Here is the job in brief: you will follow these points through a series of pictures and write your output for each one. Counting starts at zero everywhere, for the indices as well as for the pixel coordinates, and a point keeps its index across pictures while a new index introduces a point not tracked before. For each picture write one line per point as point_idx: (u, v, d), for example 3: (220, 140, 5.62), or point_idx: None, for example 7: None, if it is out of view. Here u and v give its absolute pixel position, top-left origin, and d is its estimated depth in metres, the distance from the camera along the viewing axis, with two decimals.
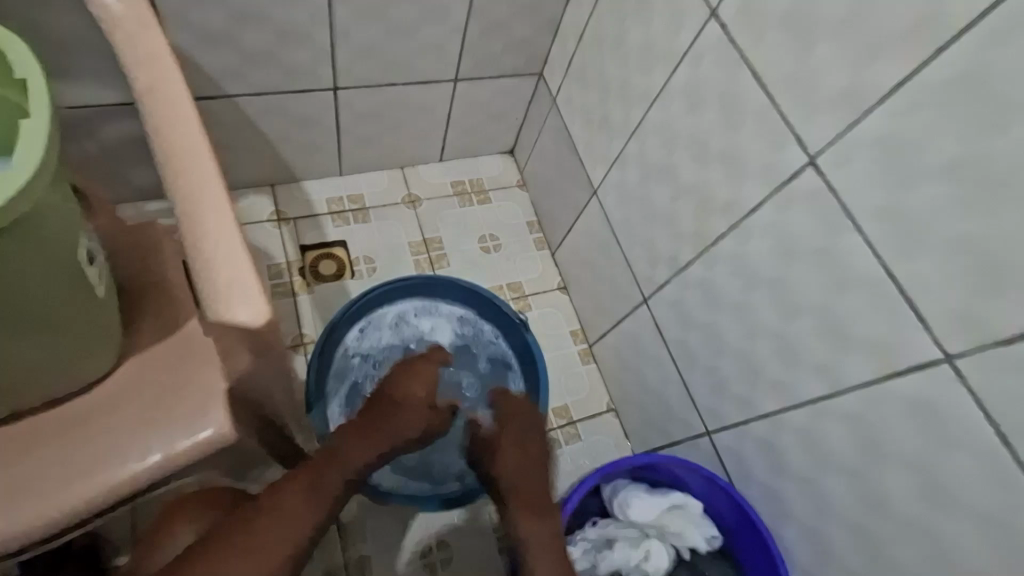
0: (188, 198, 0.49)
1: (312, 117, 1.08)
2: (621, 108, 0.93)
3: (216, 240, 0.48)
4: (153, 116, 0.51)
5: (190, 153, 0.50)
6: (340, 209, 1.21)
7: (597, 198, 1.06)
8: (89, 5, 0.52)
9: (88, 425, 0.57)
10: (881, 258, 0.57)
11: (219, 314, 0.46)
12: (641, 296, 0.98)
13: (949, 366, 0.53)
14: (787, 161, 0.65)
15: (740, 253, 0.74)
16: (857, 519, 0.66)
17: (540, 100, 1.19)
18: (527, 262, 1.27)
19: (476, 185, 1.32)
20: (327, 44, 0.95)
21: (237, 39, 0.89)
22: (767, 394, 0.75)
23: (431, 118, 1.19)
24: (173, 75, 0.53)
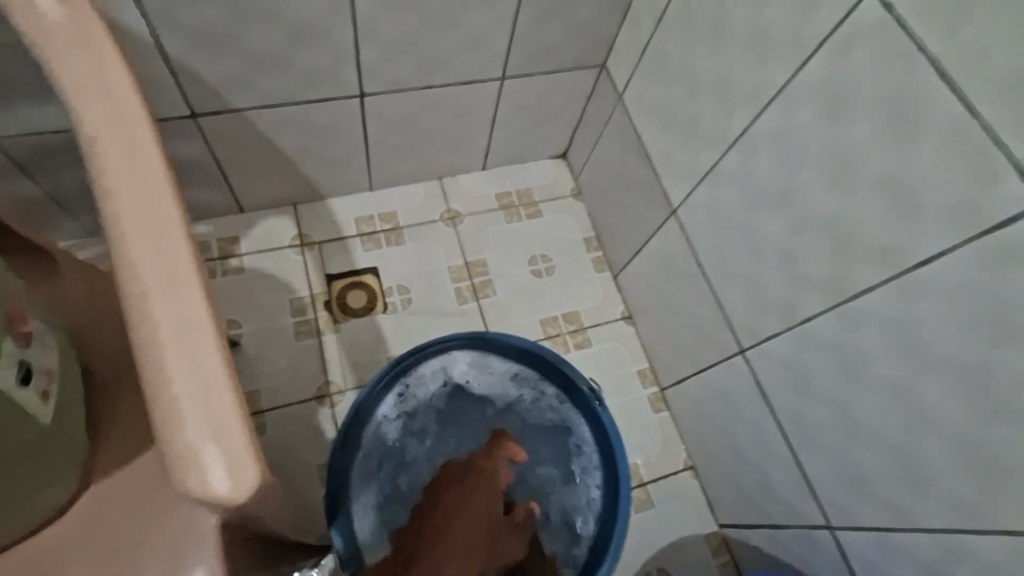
0: (144, 297, 0.33)
1: (336, 127, 0.92)
2: (717, 110, 0.73)
3: (179, 361, 0.32)
4: (98, 168, 0.36)
5: (153, 228, 0.35)
6: (370, 229, 1.06)
7: (677, 219, 0.86)
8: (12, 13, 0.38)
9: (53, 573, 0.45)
10: None
11: (185, 485, 0.30)
12: (737, 345, 0.80)
13: None
14: (997, 201, 0.45)
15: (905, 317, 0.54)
16: None
17: (602, 96, 1.00)
18: (585, 287, 1.09)
19: (525, 196, 1.14)
20: (351, 44, 0.78)
21: (243, 43, 0.74)
22: None
23: (474, 123, 1.01)
24: (129, 108, 0.37)
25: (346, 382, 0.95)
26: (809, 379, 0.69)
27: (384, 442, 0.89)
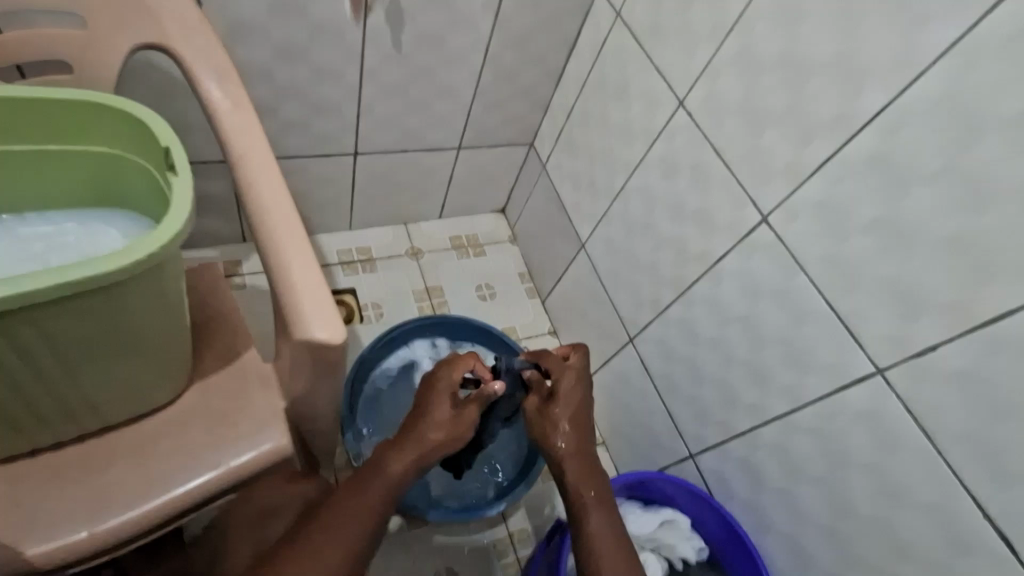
0: (274, 240, 0.60)
1: (332, 177, 1.21)
2: (606, 174, 1.09)
3: (299, 273, 0.58)
4: (243, 174, 0.63)
5: (277, 205, 0.62)
6: (349, 259, 1.32)
7: (585, 251, 1.20)
8: (198, 93, 0.67)
9: (141, 450, 0.63)
10: (826, 295, 0.72)
11: (302, 332, 0.56)
12: (627, 336, 1.11)
13: (881, 377, 0.67)
14: (745, 219, 0.80)
15: (714, 294, 0.88)
16: (828, 522, 0.77)
17: (530, 166, 1.36)
18: (520, 308, 1.39)
19: (472, 239, 1.46)
20: (353, 117, 1.09)
21: (277, 111, 1.03)
22: (742, 416, 0.87)
23: (435, 180, 1.33)
24: (260, 142, 0.65)
25: None
26: (671, 350, 0.99)
27: (381, 394, 1.10)
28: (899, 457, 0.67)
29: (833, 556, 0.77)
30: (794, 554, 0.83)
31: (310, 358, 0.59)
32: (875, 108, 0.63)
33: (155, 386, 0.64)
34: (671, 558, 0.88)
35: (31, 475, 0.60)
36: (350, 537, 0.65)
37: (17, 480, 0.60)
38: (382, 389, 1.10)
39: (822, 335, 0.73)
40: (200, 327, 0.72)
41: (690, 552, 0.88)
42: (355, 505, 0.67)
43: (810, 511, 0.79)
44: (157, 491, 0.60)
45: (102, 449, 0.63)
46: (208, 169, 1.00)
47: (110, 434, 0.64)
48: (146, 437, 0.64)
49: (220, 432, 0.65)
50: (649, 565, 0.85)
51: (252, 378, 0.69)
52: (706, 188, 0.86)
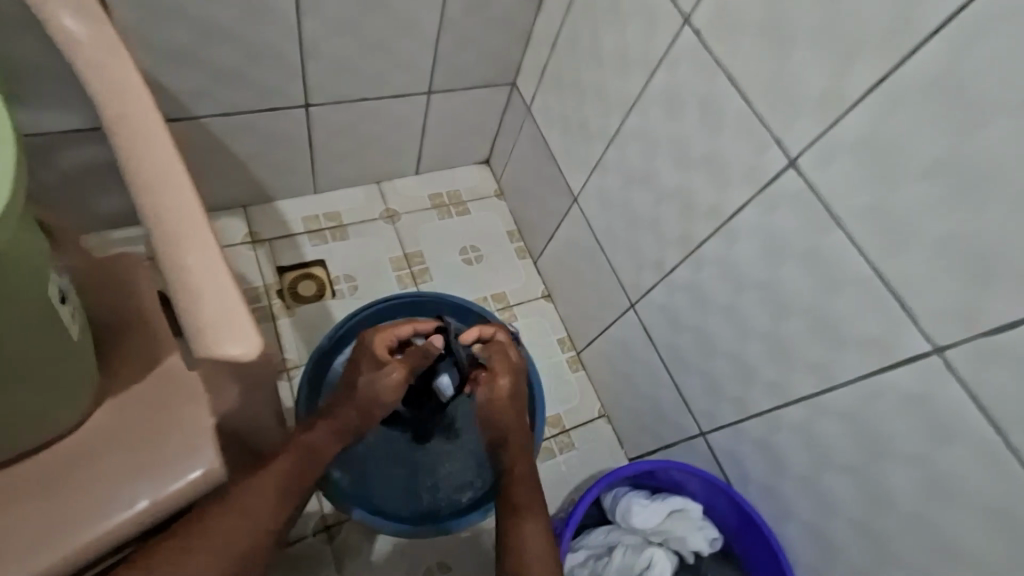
0: (171, 232, 0.48)
1: (285, 135, 1.05)
2: (599, 116, 0.93)
3: (201, 274, 0.47)
4: (126, 147, 0.50)
5: (171, 187, 0.49)
6: (317, 227, 1.19)
7: (578, 205, 1.06)
8: (51, 31, 0.51)
9: (46, 487, 0.53)
10: (868, 257, 0.58)
11: (209, 348, 0.45)
12: (628, 301, 0.99)
13: (939, 358, 0.54)
14: (767, 164, 0.66)
15: (728, 255, 0.74)
16: (861, 517, 0.67)
17: (514, 110, 1.19)
18: (510, 272, 1.26)
19: (454, 196, 1.31)
20: (298, 61, 0.93)
21: (204, 58, 0.87)
22: (761, 393, 0.76)
23: (406, 132, 1.17)
24: (144, 103, 0.51)
25: (300, 359, 1.06)
26: (678, 318, 0.87)
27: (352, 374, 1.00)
28: (950, 447, 0.56)
29: (867, 552, 0.68)
30: (819, 545, 0.73)
31: (229, 375, 0.48)
32: (944, 12, 0.47)
33: (54, 411, 0.53)
34: (681, 552, 0.79)
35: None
36: (241, 533, 0.57)
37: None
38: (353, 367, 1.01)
39: (861, 304, 0.60)
40: (118, 328, 0.61)
41: (702, 544, 0.78)
42: (254, 490, 0.60)
43: (840, 503, 0.69)
44: (68, 535, 0.51)
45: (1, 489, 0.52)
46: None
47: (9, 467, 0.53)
48: (53, 469, 0.54)
49: (143, 459, 0.54)
50: (658, 561, 0.75)
51: (178, 390, 0.57)
52: (718, 128, 0.71)
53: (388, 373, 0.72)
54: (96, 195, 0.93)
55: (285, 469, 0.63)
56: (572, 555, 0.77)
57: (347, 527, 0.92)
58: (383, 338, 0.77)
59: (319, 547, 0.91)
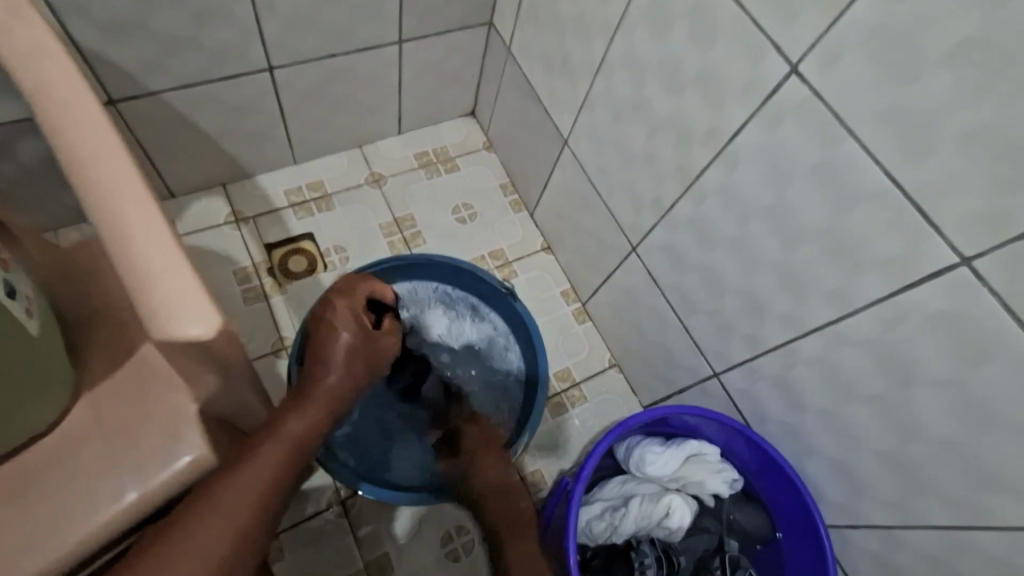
0: (108, 210, 0.43)
1: (252, 103, 0.99)
2: (582, 47, 0.86)
3: (147, 251, 0.42)
4: (47, 116, 0.44)
5: (105, 158, 0.44)
6: (301, 199, 1.14)
7: (569, 148, 0.99)
8: None
9: (27, 493, 0.51)
10: (882, 166, 0.52)
11: (163, 331, 0.41)
12: (629, 245, 0.94)
13: (969, 270, 0.49)
14: (767, 76, 0.59)
15: (730, 183, 0.69)
16: (889, 448, 0.63)
17: (493, 52, 1.11)
18: (506, 226, 1.21)
19: (441, 153, 1.25)
20: (251, 19, 0.86)
21: (150, 26, 0.80)
22: (775, 327, 0.71)
23: (382, 89, 1.11)
24: (64, 67, 0.45)
25: None
26: (682, 257, 0.82)
27: None
28: (983, 366, 0.51)
29: (894, 483, 0.64)
30: (844, 478, 0.70)
31: (192, 358, 0.44)
32: None
33: (28, 412, 0.50)
34: (700, 496, 0.76)
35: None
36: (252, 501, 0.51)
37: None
38: None
39: (880, 220, 0.54)
40: (90, 322, 0.59)
41: (721, 487, 0.76)
42: (238, 497, 0.50)
43: (865, 435, 0.66)
44: (53, 538, 0.49)
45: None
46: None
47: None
48: (35, 473, 0.52)
49: (127, 451, 0.52)
50: (677, 509, 0.72)
51: (155, 379, 0.55)
52: (709, 41, 0.64)
53: (381, 336, 0.67)
54: (66, 187, 0.89)
55: (275, 466, 0.54)
56: (588, 508, 0.76)
57: (361, 498, 0.92)
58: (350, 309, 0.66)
59: (336, 520, 0.91)
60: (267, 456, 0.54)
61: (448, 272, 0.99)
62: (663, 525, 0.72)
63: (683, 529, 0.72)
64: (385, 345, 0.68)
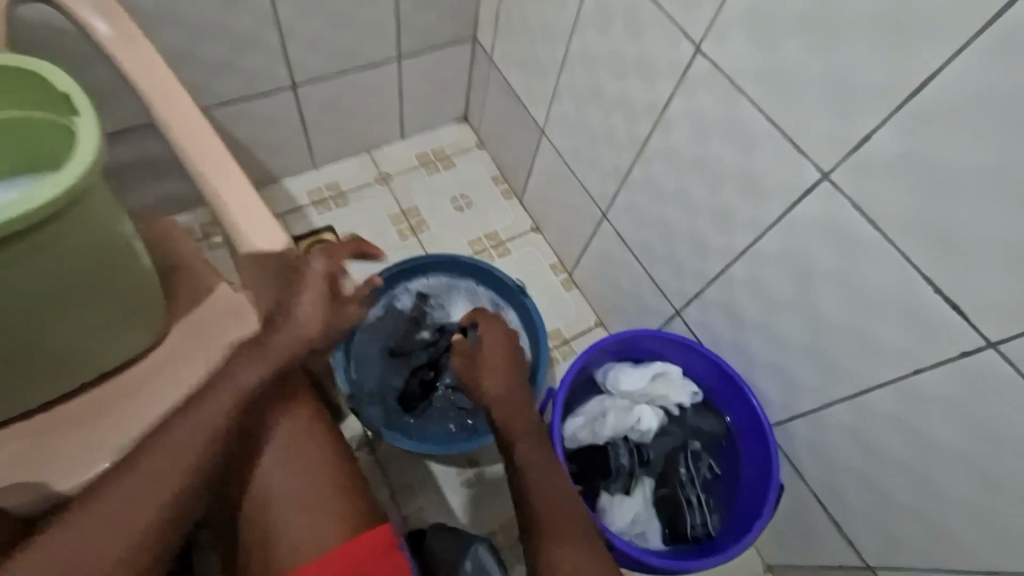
0: (204, 167, 0.62)
1: (278, 115, 1.19)
2: (548, 49, 1.04)
3: (235, 198, 0.61)
4: (157, 107, 0.63)
5: (199, 135, 0.63)
6: (321, 197, 1.33)
7: (546, 137, 1.17)
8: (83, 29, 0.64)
9: (139, 394, 0.69)
10: (765, 113, 0.69)
11: (250, 247, 0.59)
12: (600, 212, 1.11)
13: (828, 183, 0.66)
14: (683, 55, 0.77)
15: (668, 144, 0.86)
16: (807, 342, 0.78)
17: (479, 62, 1.30)
18: (499, 212, 1.38)
19: (439, 153, 1.43)
20: (277, 44, 1.05)
21: (198, 54, 1.00)
22: (714, 259, 0.87)
23: (385, 99, 1.29)
24: (164, 72, 0.64)
25: None
26: (640, 213, 0.99)
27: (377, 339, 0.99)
28: (857, 254, 0.67)
29: (812, 371, 0.79)
30: (780, 380, 0.85)
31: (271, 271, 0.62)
32: None
33: (140, 330, 0.68)
34: (666, 407, 0.91)
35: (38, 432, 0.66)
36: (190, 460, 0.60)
37: (22, 439, 0.66)
38: (378, 332, 1.00)
39: (771, 155, 0.71)
40: (169, 277, 0.75)
41: (684, 398, 0.91)
42: (180, 452, 0.60)
43: (788, 336, 0.80)
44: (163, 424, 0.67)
45: (98, 399, 0.69)
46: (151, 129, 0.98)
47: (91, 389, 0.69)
48: (141, 381, 0.70)
49: (213, 363, 0.71)
50: (645, 415, 0.88)
51: (229, 311, 0.73)
52: (640, 33, 0.82)
53: (348, 306, 0.66)
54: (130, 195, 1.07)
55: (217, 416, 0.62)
56: (573, 419, 0.91)
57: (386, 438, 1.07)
58: (315, 285, 0.64)
59: (366, 456, 1.05)
60: (213, 414, 0.62)
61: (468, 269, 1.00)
62: (636, 428, 0.88)
63: (652, 431, 0.88)
64: (349, 311, 0.66)
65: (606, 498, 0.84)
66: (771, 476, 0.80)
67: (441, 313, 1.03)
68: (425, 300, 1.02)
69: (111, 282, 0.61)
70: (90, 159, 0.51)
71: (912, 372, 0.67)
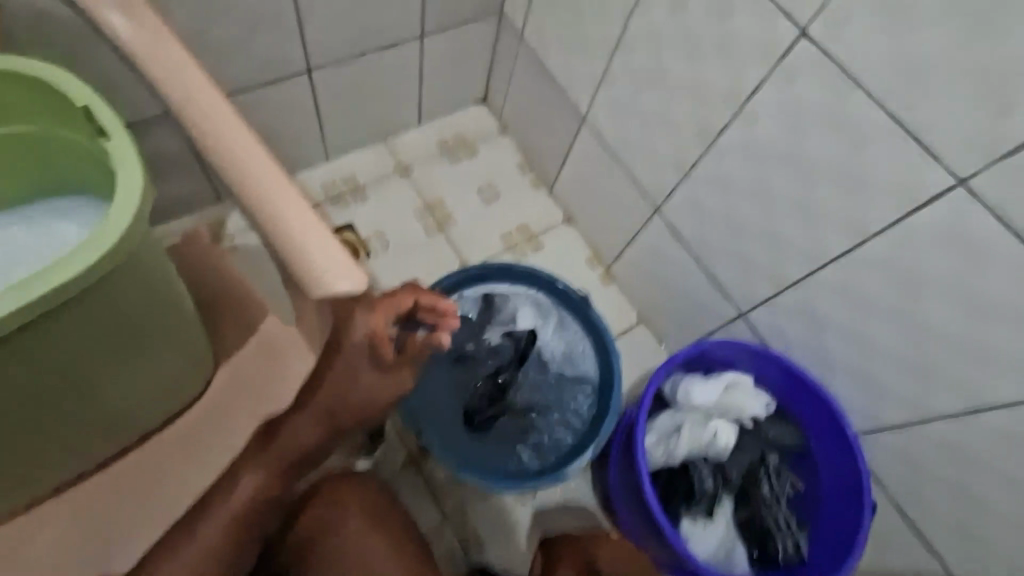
0: (251, 188, 0.50)
1: (292, 104, 1.06)
2: (600, 28, 0.94)
3: (295, 227, 0.49)
4: (184, 111, 0.51)
5: (240, 148, 0.51)
6: (337, 192, 1.22)
7: (588, 123, 1.08)
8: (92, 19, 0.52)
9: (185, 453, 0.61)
10: (886, 108, 0.62)
11: (327, 290, 0.48)
12: (652, 206, 1.03)
13: (964, 189, 0.60)
14: (783, 39, 0.68)
15: (749, 138, 0.78)
16: (904, 353, 0.74)
17: (506, 40, 1.19)
18: (528, 202, 1.29)
19: (461, 139, 1.33)
20: (293, 24, 0.92)
21: (206, 36, 0.87)
22: (796, 262, 0.81)
23: (407, 82, 1.17)
24: (191, 70, 0.51)
25: None
26: (705, 210, 0.91)
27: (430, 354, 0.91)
28: (986, 265, 0.61)
29: (907, 382, 0.75)
30: (865, 389, 0.81)
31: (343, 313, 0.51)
32: None
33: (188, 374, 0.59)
34: (740, 420, 0.86)
35: (78, 508, 0.58)
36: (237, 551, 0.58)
37: (61, 521, 0.57)
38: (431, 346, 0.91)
39: (886, 154, 0.64)
40: (215, 307, 0.67)
41: (758, 409, 0.86)
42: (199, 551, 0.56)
43: (883, 344, 0.76)
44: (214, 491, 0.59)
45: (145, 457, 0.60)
46: (153, 126, 0.85)
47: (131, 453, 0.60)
48: (190, 435, 0.62)
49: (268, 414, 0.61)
50: (722, 430, 0.83)
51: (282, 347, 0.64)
52: (725, 14, 0.73)
53: (394, 373, 0.57)
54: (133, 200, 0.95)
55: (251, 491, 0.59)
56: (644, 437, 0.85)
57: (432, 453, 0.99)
58: (359, 342, 0.54)
59: (412, 475, 0.98)
60: (228, 504, 0.58)
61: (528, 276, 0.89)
62: (712, 445, 0.83)
63: (729, 447, 0.83)
64: (393, 376, 0.57)
65: (689, 523, 0.81)
66: (867, 493, 0.75)
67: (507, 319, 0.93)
68: (490, 305, 0.92)
69: (160, 326, 0.51)
70: (139, 189, 0.41)
71: None
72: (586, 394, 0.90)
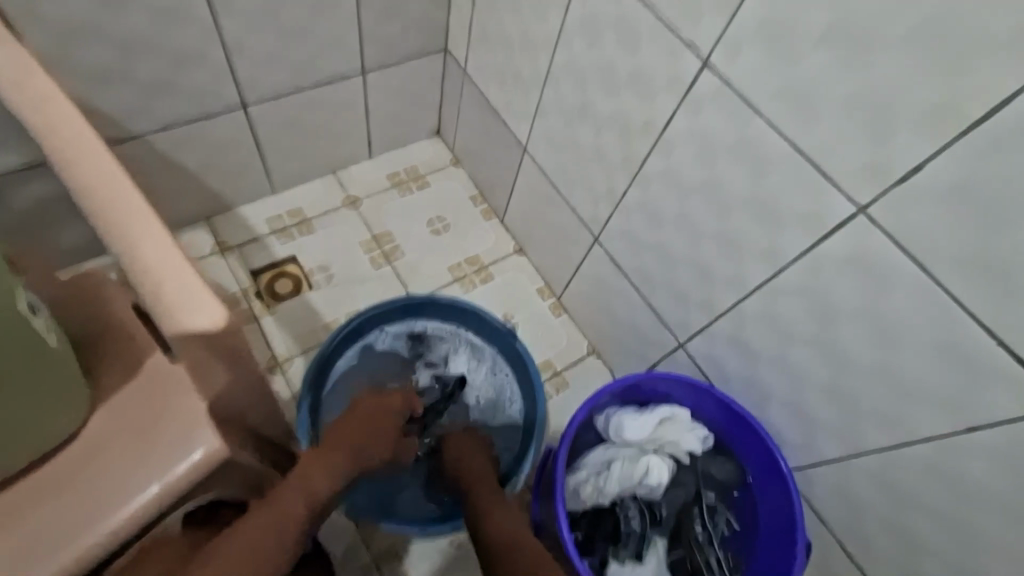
0: (113, 222, 0.49)
1: (230, 139, 1.06)
2: (529, 60, 0.94)
3: (154, 261, 0.48)
4: (60, 152, 0.52)
5: (110, 184, 0.51)
6: (282, 226, 1.21)
7: (528, 154, 1.07)
8: None
9: (60, 491, 0.57)
10: (785, 135, 0.61)
11: (178, 325, 0.47)
12: (591, 236, 1.01)
13: (864, 217, 0.58)
14: (686, 69, 0.68)
15: (668, 166, 0.77)
16: (831, 384, 0.71)
17: (452, 74, 1.20)
18: (479, 234, 1.28)
19: (412, 172, 1.32)
20: (223, 60, 0.93)
21: (131, 74, 0.87)
22: (723, 292, 0.79)
23: (352, 116, 1.18)
24: (71, 114, 0.53)
25: (290, 353, 1.10)
26: (639, 239, 0.90)
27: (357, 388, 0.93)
28: (892, 292, 0.59)
29: (837, 416, 0.72)
30: (799, 420, 0.78)
31: (206, 352, 0.50)
32: None
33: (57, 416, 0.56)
34: (676, 455, 0.83)
35: None
36: None
37: None
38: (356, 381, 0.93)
39: (791, 182, 0.63)
40: (102, 342, 0.65)
41: (695, 444, 0.82)
42: None
43: (810, 376, 0.73)
44: (83, 531, 0.55)
45: (18, 499, 0.57)
46: (30, 173, 0.84)
47: (4, 492, 0.57)
48: (63, 475, 0.58)
49: (148, 450, 0.58)
50: (655, 468, 0.80)
51: (168, 383, 0.61)
52: (635, 45, 0.73)
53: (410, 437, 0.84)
54: (40, 247, 0.95)
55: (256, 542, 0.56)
56: (576, 474, 0.82)
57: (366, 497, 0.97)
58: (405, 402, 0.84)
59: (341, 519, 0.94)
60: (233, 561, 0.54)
61: (452, 312, 0.94)
62: (644, 483, 0.80)
63: (662, 485, 0.80)
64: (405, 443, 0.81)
65: (616, 568, 0.76)
66: (798, 532, 0.71)
67: (438, 358, 0.97)
68: (422, 343, 0.97)
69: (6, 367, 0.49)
70: None
71: (966, 429, 0.59)
72: (510, 425, 0.93)
